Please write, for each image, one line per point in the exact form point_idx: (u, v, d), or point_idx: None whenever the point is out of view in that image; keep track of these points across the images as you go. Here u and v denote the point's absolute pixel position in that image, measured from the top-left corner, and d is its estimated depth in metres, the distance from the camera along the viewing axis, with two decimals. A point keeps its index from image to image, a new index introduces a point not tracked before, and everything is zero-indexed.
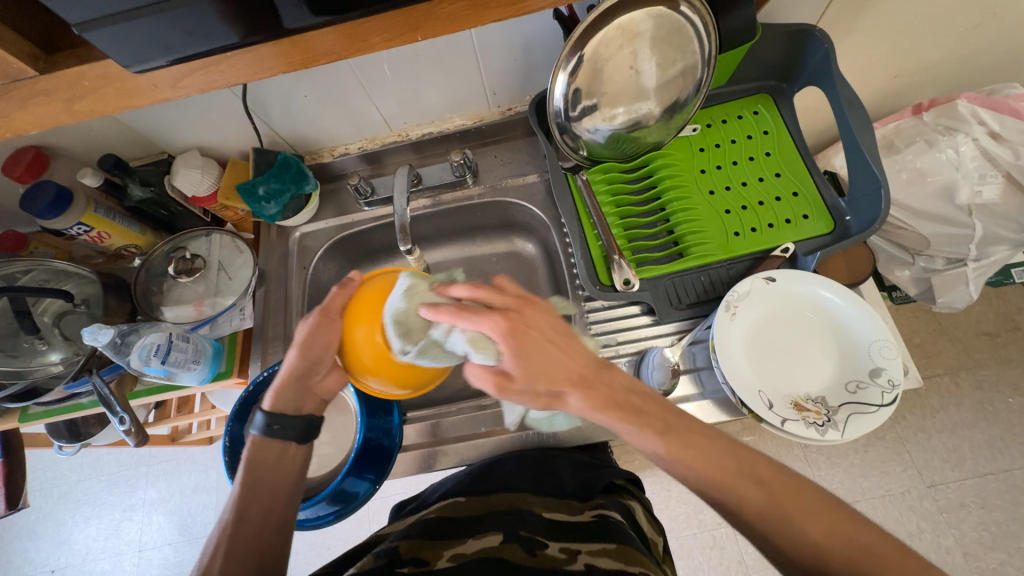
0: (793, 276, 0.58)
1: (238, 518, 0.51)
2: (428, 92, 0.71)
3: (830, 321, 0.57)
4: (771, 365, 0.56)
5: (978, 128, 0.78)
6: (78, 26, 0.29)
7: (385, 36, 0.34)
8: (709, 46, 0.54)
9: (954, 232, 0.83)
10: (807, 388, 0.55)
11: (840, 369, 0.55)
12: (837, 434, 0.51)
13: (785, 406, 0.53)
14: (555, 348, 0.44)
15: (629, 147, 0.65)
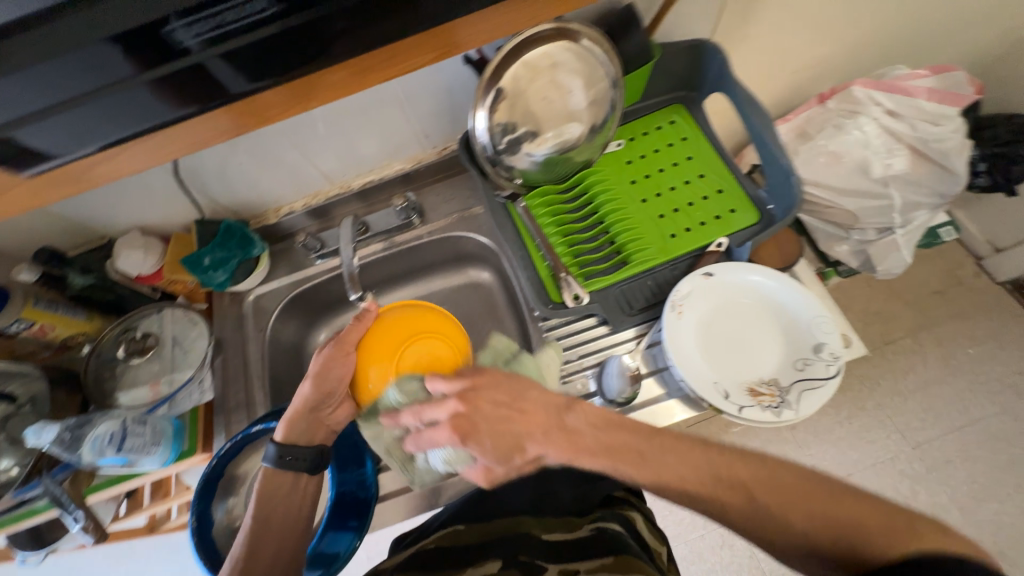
0: (729, 267, 0.61)
1: (247, 559, 0.52)
2: (363, 143, 0.73)
3: (770, 305, 0.60)
4: (723, 356, 0.58)
5: (876, 108, 0.85)
6: (26, 118, 0.36)
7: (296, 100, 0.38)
8: (613, 69, 0.59)
9: (877, 205, 0.89)
10: (760, 371, 0.57)
11: (788, 349, 0.57)
12: (792, 413, 0.53)
13: (741, 394, 0.55)
14: (510, 422, 0.47)
15: (561, 168, 0.67)
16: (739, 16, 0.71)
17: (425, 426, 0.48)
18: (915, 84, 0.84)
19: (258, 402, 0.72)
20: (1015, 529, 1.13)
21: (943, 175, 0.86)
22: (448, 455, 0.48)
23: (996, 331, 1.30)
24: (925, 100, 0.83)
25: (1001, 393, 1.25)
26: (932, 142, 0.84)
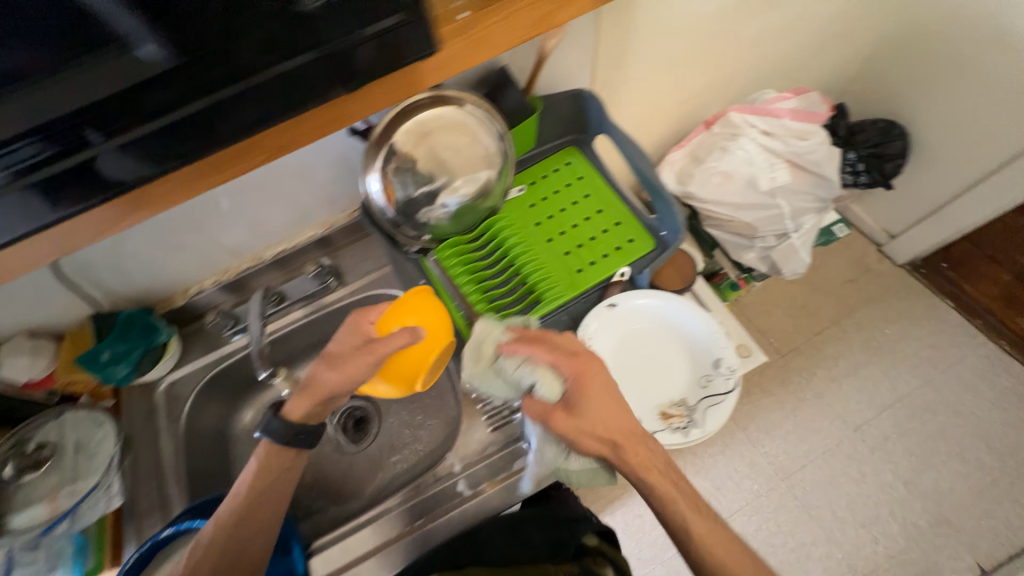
0: (633, 295, 0.62)
1: (219, 540, 0.55)
2: (267, 216, 0.73)
3: (672, 326, 0.63)
4: (635, 384, 0.60)
5: (752, 130, 0.95)
6: None
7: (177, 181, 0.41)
8: (495, 125, 0.64)
9: (769, 213, 0.97)
10: (669, 395, 0.61)
11: (692, 367, 0.61)
12: (699, 431, 0.57)
13: (653, 421, 0.59)
14: (613, 401, 0.52)
15: (468, 218, 0.68)
16: (612, 64, 0.78)
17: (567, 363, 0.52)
18: (779, 106, 0.94)
19: (173, 499, 0.68)
20: (956, 494, 1.20)
21: (820, 181, 0.96)
22: (550, 384, 0.51)
23: (905, 309, 1.42)
24: (789, 119, 0.94)
25: (920, 365, 1.35)
26: (803, 155, 0.94)
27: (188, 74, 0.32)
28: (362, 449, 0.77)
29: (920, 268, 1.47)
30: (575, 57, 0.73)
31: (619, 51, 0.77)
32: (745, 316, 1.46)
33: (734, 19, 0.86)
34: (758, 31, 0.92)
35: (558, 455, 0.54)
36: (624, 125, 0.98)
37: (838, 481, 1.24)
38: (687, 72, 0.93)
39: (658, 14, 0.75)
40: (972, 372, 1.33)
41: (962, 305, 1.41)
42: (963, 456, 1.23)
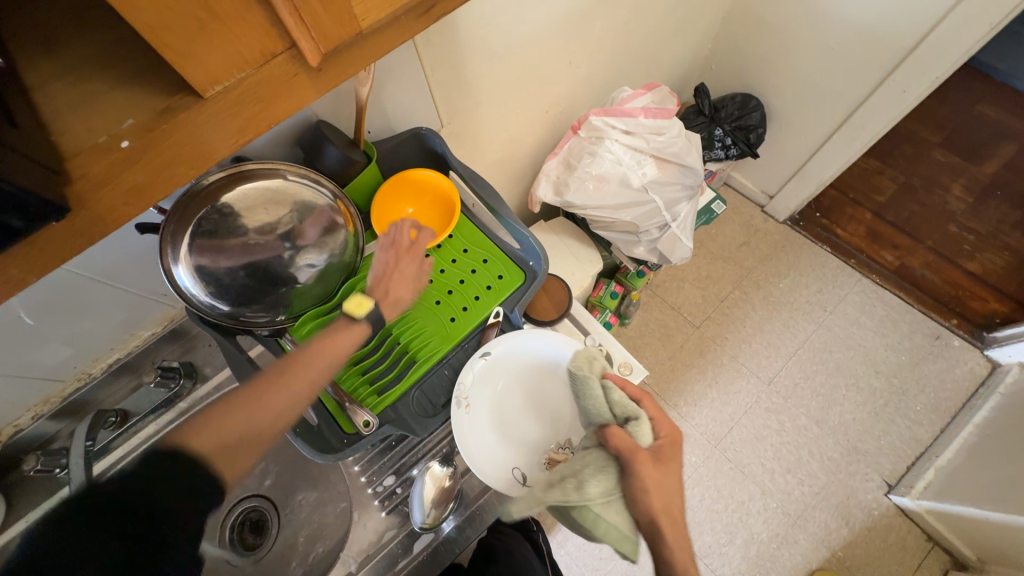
0: (510, 340, 0.66)
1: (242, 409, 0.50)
2: (79, 330, 0.61)
3: (553, 364, 0.66)
4: (519, 432, 0.64)
5: (613, 131, 0.96)
6: None
7: None
8: (325, 188, 0.59)
9: (645, 209, 0.99)
10: (556, 439, 0.63)
11: (571, 403, 0.65)
12: None
13: (540, 469, 0.62)
14: (679, 492, 0.53)
15: (326, 284, 0.63)
16: (453, 91, 0.75)
17: (656, 425, 0.56)
18: (632, 105, 0.96)
19: None
20: (858, 421, 1.32)
21: (683, 170, 0.99)
22: (641, 427, 0.53)
23: (795, 261, 1.53)
24: (644, 117, 0.96)
25: (814, 311, 1.47)
26: (664, 149, 0.97)
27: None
28: (263, 557, 0.70)
29: (799, 222, 1.58)
30: (407, 93, 0.68)
31: (457, 79, 0.74)
32: (658, 297, 1.52)
33: (572, 27, 0.85)
34: (600, 34, 0.92)
35: (596, 501, 0.49)
36: (489, 147, 0.96)
37: (762, 435, 1.33)
38: (541, 83, 0.91)
39: (487, 38, 0.72)
40: (856, 308, 1.46)
41: (838, 249, 1.53)
42: (859, 385, 1.36)
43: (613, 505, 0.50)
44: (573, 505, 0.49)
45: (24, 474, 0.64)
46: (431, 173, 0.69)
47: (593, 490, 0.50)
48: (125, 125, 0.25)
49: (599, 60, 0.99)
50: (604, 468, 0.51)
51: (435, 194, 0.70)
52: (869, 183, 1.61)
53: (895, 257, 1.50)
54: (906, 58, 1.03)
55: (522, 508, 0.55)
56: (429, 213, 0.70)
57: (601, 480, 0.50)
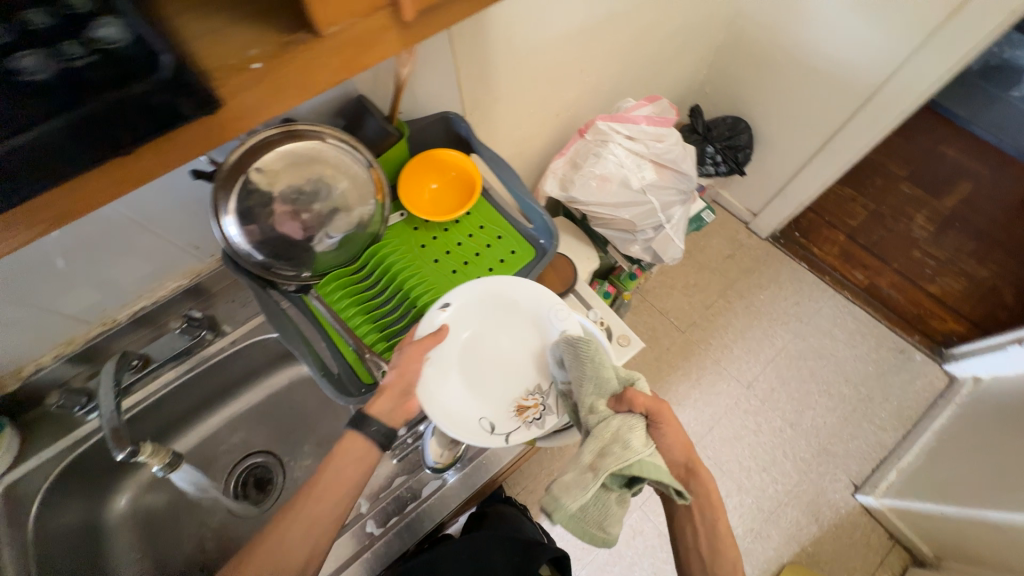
0: (469, 291, 0.66)
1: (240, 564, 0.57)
2: (113, 273, 0.64)
3: (516, 309, 0.68)
4: (487, 384, 0.65)
5: (617, 136, 1.05)
6: None
7: None
8: (362, 155, 0.64)
9: (643, 209, 1.07)
10: (525, 385, 0.65)
11: (538, 350, 0.67)
12: (552, 417, 0.64)
13: (510, 417, 0.64)
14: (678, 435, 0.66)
15: (351, 248, 0.69)
16: (477, 84, 0.82)
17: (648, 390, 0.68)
18: (635, 114, 1.05)
19: None
20: (829, 426, 1.41)
21: (680, 176, 1.08)
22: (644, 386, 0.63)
23: (775, 274, 1.64)
24: (646, 125, 1.05)
25: (791, 321, 1.56)
26: (663, 156, 1.05)
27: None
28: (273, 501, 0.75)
29: (780, 239, 1.69)
30: (438, 80, 0.75)
31: (482, 73, 0.81)
32: (647, 301, 1.60)
33: (586, 39, 0.93)
34: (610, 47, 1.01)
35: (649, 452, 0.56)
36: (502, 142, 1.03)
37: (740, 436, 1.40)
38: (554, 88, 0.99)
39: (512, 39, 0.79)
40: (829, 321, 1.56)
41: (814, 266, 1.64)
42: (830, 392, 1.45)
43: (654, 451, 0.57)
44: (633, 462, 0.54)
45: (47, 409, 0.68)
46: (456, 154, 0.74)
47: (640, 442, 0.56)
48: (254, 51, 0.30)
49: (607, 71, 1.07)
50: (636, 424, 0.58)
51: (459, 173, 0.75)
52: (844, 208, 1.74)
53: (865, 276, 1.62)
54: (876, 92, 1.15)
55: (580, 498, 0.53)
56: (453, 190, 0.75)
57: (640, 432, 0.57)
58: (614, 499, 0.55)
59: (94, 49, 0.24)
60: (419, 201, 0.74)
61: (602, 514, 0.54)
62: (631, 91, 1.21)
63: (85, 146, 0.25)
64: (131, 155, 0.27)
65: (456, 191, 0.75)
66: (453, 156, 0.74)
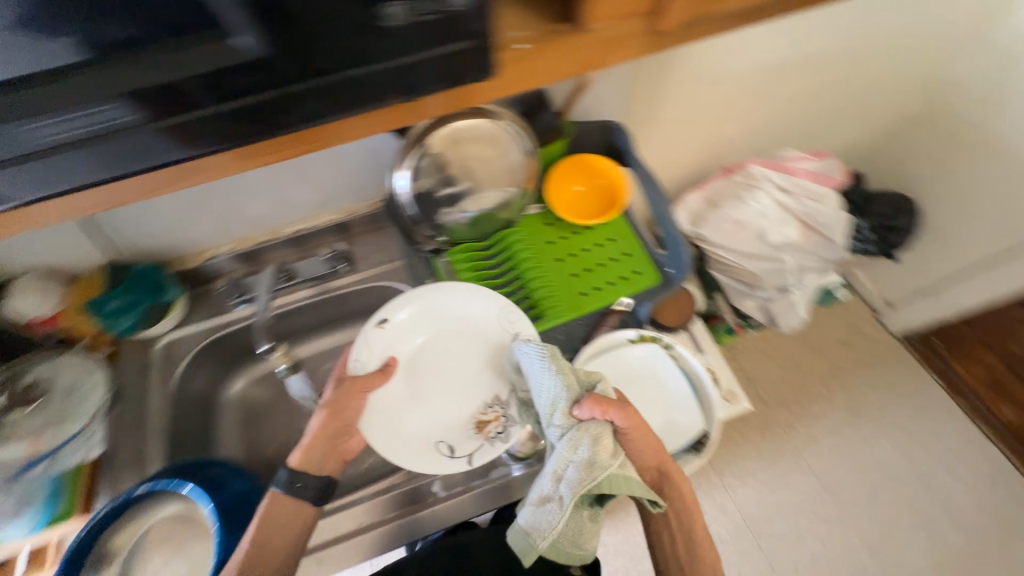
0: (418, 305, 0.68)
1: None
2: (292, 192, 0.75)
3: (437, 318, 0.69)
4: (454, 411, 0.67)
5: (769, 185, 0.98)
6: None
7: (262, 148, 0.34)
8: (528, 144, 0.67)
9: (773, 266, 1.00)
10: (482, 399, 0.68)
11: (496, 362, 0.69)
12: (515, 430, 0.66)
13: (470, 436, 0.66)
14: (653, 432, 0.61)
15: (486, 227, 0.73)
16: (644, 99, 0.81)
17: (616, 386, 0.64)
18: (796, 165, 0.98)
19: (153, 458, 0.68)
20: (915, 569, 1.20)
21: (828, 244, 0.99)
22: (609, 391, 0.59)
23: (896, 379, 1.43)
24: (806, 180, 0.97)
25: (901, 437, 1.35)
26: (814, 217, 0.97)
27: (226, 69, 0.27)
28: None
29: (916, 343, 1.47)
30: (614, 89, 0.76)
31: (656, 90, 0.80)
32: (737, 362, 1.48)
33: (772, 78, 0.88)
34: (791, 92, 0.95)
35: (615, 462, 0.53)
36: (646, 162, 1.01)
37: (801, 539, 1.24)
38: (717, 120, 0.95)
39: (695, 63, 0.77)
40: (950, 452, 1.33)
41: (952, 385, 1.42)
42: (929, 533, 1.24)
43: (625, 459, 0.55)
44: (603, 478, 0.52)
45: (210, 290, 0.80)
46: (611, 165, 0.74)
47: (605, 452, 0.54)
48: (523, 33, 0.33)
49: (781, 114, 1.00)
50: (604, 432, 0.55)
51: (607, 183, 0.76)
52: (1009, 330, 1.47)
53: (1017, 417, 1.37)
54: None
55: (550, 526, 0.52)
56: (596, 198, 0.76)
57: (605, 443, 0.54)
58: (586, 515, 0.54)
59: (444, 9, 0.27)
60: (562, 199, 0.76)
61: (573, 534, 0.53)
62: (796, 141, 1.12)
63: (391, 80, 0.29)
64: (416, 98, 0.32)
65: (599, 199, 0.76)
66: (606, 165, 0.74)
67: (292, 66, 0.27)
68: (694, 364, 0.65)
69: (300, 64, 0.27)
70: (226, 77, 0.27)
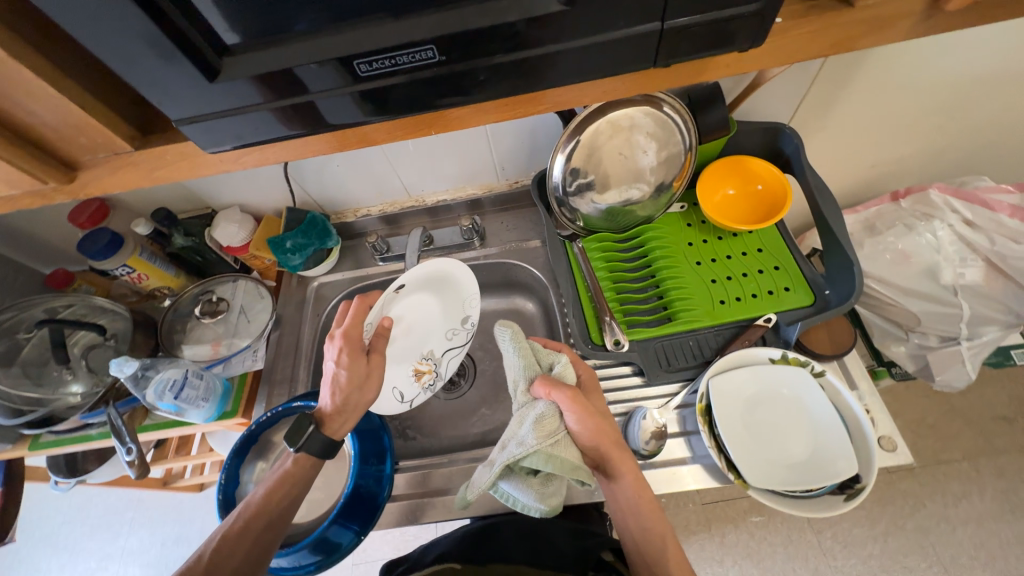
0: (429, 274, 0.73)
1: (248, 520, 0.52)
2: (444, 164, 0.78)
3: (439, 282, 0.74)
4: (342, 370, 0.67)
5: (953, 215, 0.84)
6: (211, 62, 0.27)
7: (491, 110, 0.34)
8: (690, 138, 0.63)
9: (941, 310, 0.86)
10: (420, 351, 0.71)
11: (443, 323, 0.72)
12: (442, 380, 0.70)
13: (407, 383, 0.69)
14: (606, 421, 0.54)
15: (622, 219, 0.72)
16: (822, 105, 0.73)
17: (578, 368, 0.60)
18: (998, 199, 0.82)
19: (300, 381, 0.78)
20: None
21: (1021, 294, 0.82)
22: (567, 371, 0.56)
23: None
24: (1007, 217, 0.81)
25: None
26: (1012, 260, 0.81)
27: (527, 23, 0.26)
28: (455, 399, 0.80)
29: None
30: (792, 91, 0.70)
31: (846, 97, 0.71)
32: None
33: (1001, 94, 0.73)
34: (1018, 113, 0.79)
35: (547, 442, 0.49)
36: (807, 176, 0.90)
37: None
38: (912, 139, 0.81)
39: (897, 69, 0.67)
40: None
41: None
42: None
43: (562, 442, 0.51)
44: (529, 455, 0.49)
45: (359, 245, 0.89)
46: (775, 171, 0.69)
47: (544, 431, 0.50)
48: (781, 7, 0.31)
49: (997, 138, 0.83)
50: (544, 417, 0.51)
51: (766, 190, 0.70)
52: None
53: None
54: None
55: (481, 484, 0.52)
56: (749, 205, 0.72)
57: (548, 423, 0.50)
58: (530, 483, 0.52)
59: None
60: (710, 198, 0.73)
61: (515, 495, 0.53)
62: (1005, 174, 0.93)
63: (711, 38, 0.27)
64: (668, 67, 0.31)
65: (752, 206, 0.72)
66: (769, 170, 0.69)
67: (633, 15, 0.26)
68: (848, 399, 0.58)
69: (640, 14, 0.26)
70: (523, 32, 0.26)
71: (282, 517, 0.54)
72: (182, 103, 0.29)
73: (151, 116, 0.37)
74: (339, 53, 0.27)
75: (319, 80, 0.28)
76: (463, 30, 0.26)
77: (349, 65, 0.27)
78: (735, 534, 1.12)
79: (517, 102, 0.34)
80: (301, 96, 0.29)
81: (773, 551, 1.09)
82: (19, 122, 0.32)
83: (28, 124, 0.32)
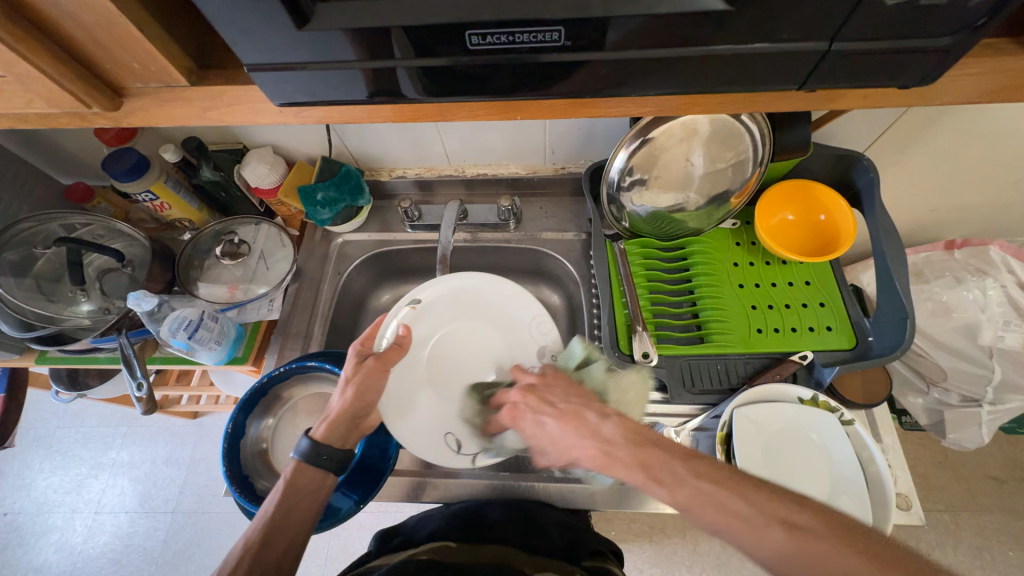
0: (470, 302, 0.70)
1: (264, 538, 0.48)
2: (492, 137, 0.74)
3: (484, 310, 0.70)
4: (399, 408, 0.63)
5: (1008, 276, 0.82)
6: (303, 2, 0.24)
7: (589, 107, 0.30)
8: (762, 151, 0.59)
9: (972, 370, 0.83)
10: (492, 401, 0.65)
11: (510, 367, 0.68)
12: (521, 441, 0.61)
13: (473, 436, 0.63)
14: (561, 434, 0.48)
15: (670, 227, 0.68)
16: (904, 141, 0.68)
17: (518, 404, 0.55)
18: None
19: (315, 338, 0.76)
20: None
21: None
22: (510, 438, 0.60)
23: None
24: None
25: None
26: None
27: (672, 19, 0.23)
28: None
29: None
30: (877, 121, 0.65)
31: (930, 138, 0.66)
32: None
33: None
34: None
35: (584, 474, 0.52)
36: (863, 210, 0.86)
37: None
38: (985, 191, 0.77)
39: (994, 116, 0.62)
40: None
41: None
42: None
43: None
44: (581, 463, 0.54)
45: (389, 207, 0.85)
46: (840, 200, 0.65)
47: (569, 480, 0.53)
48: None
49: None
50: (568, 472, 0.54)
51: (827, 219, 0.66)
52: None
53: None
54: None
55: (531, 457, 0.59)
56: (806, 233, 0.68)
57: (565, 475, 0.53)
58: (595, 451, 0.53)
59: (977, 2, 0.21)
60: (767, 219, 0.69)
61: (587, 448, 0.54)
62: None
63: (869, 67, 0.25)
64: (802, 90, 0.27)
65: (808, 234, 0.68)
66: (835, 199, 0.65)
67: (795, 26, 0.23)
68: (873, 454, 0.57)
69: (803, 28, 0.23)
70: (669, 27, 0.23)
71: (299, 529, 0.50)
72: (260, 47, 0.25)
73: (213, 50, 0.33)
74: (450, 19, 0.23)
75: (419, 46, 0.25)
76: (602, 16, 0.23)
77: (459, 35, 0.24)
78: (709, 544, 1.13)
79: (622, 101, 0.30)
80: (397, 61, 0.26)
81: (742, 566, 1.11)
82: (69, 37, 0.29)
83: (77, 38, 0.29)
